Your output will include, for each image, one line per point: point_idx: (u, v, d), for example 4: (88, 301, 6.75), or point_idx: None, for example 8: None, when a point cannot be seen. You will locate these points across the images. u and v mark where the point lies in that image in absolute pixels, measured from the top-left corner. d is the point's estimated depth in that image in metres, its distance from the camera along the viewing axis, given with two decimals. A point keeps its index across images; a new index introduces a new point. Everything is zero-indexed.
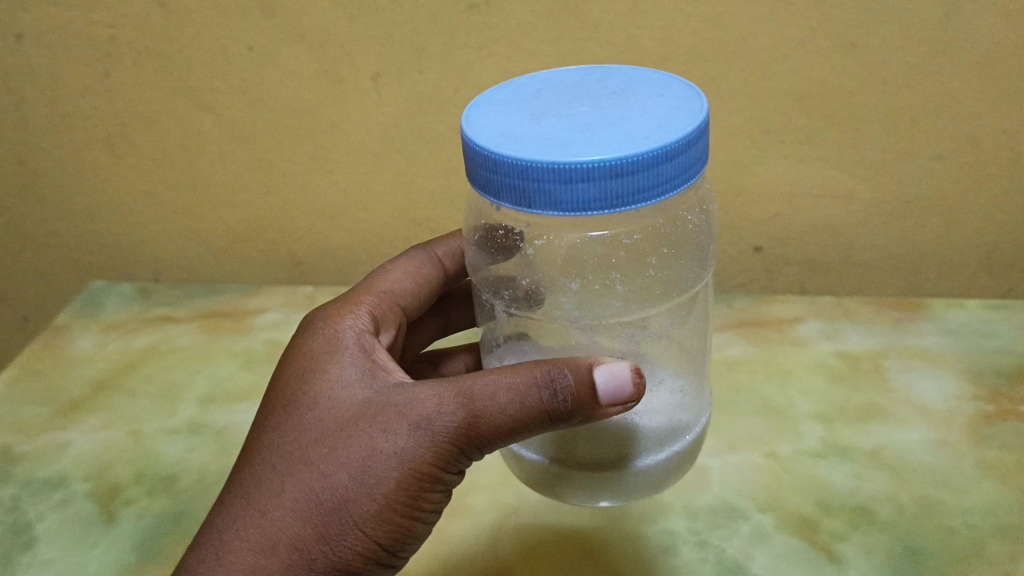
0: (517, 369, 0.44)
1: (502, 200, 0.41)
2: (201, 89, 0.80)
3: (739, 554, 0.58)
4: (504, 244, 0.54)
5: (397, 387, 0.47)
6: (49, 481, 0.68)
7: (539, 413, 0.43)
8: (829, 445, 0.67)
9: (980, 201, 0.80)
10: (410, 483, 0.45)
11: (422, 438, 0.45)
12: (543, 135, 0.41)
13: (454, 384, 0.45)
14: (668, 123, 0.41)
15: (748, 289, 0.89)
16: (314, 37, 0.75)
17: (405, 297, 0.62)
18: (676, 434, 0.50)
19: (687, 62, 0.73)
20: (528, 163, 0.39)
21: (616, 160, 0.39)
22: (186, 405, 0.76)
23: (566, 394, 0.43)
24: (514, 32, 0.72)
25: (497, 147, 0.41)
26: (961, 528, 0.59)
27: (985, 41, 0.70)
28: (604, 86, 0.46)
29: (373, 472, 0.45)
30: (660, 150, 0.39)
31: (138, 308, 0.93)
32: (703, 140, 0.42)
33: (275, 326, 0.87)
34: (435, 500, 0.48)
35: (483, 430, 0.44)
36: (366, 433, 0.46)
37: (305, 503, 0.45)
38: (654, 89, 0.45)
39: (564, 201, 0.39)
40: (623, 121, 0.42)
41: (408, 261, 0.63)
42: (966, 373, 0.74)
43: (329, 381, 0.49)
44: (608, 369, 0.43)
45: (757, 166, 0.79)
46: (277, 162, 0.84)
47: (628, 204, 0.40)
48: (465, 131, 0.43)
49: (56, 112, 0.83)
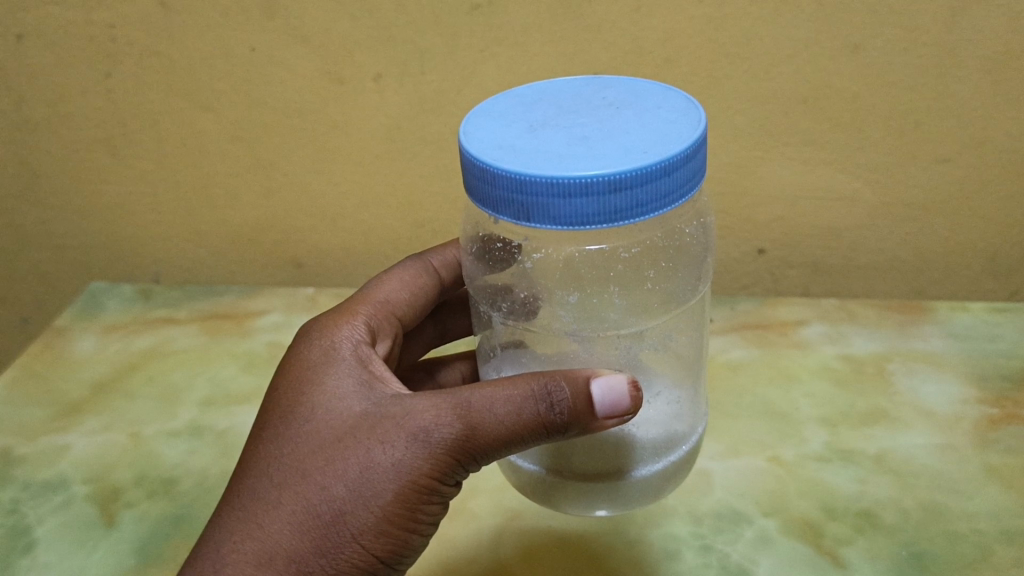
0: (514, 380, 0.44)
1: (499, 214, 0.41)
2: (202, 90, 0.79)
3: (743, 560, 0.58)
4: (501, 256, 0.53)
5: (394, 398, 0.47)
6: (49, 483, 0.67)
7: (537, 425, 0.43)
8: (833, 449, 0.67)
9: (984, 204, 0.80)
10: (408, 495, 0.45)
11: (421, 450, 0.45)
12: (542, 148, 0.41)
13: (452, 396, 0.45)
14: (667, 135, 0.41)
15: (751, 292, 0.89)
16: (316, 38, 0.74)
17: (401, 306, 0.61)
18: (673, 444, 0.49)
19: (690, 64, 0.72)
20: (527, 177, 0.39)
21: (615, 174, 0.38)
22: (187, 407, 0.76)
23: (564, 407, 0.42)
24: (516, 33, 0.72)
25: (495, 160, 0.40)
26: (967, 534, 0.59)
27: (991, 43, 0.70)
28: (602, 98, 0.46)
29: (371, 484, 0.45)
30: (660, 164, 0.39)
31: (138, 309, 0.93)
32: (702, 153, 0.42)
33: (276, 328, 0.87)
34: (433, 512, 0.47)
35: (481, 442, 0.44)
36: (363, 445, 0.45)
37: (302, 516, 0.45)
38: (653, 101, 0.45)
39: (563, 215, 0.39)
40: (622, 134, 0.42)
41: (404, 270, 0.63)
42: (971, 377, 0.74)
43: (326, 393, 0.49)
44: (604, 383, 0.43)
45: (761, 168, 0.78)
46: (278, 163, 0.83)
47: (627, 218, 0.39)
48: (463, 143, 0.42)
49: (56, 113, 0.83)
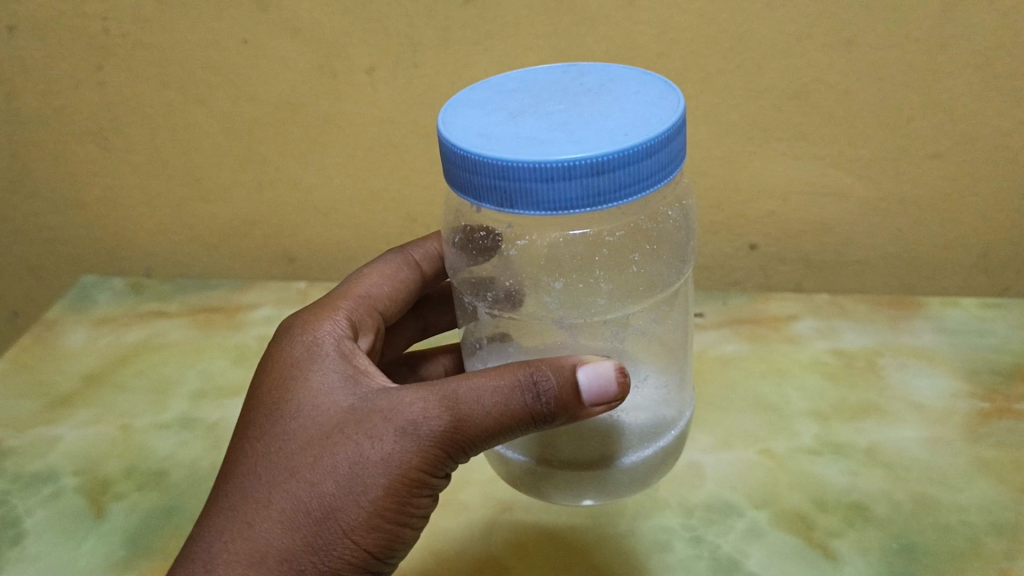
0: (500, 371, 0.44)
1: (483, 202, 0.41)
2: (194, 82, 0.79)
3: (734, 551, 0.58)
4: (485, 245, 0.53)
5: (381, 392, 0.47)
6: (38, 475, 0.67)
7: (524, 414, 0.43)
8: (824, 442, 0.67)
9: (976, 200, 0.80)
10: (398, 489, 0.45)
11: (410, 443, 0.45)
12: (522, 134, 0.41)
13: (439, 389, 0.45)
14: (647, 118, 0.41)
15: (742, 287, 0.89)
16: (308, 30, 0.74)
17: (382, 301, 0.61)
18: (661, 429, 0.50)
19: (682, 59, 0.72)
20: (510, 163, 0.38)
21: (598, 157, 0.38)
22: (177, 399, 0.75)
23: (549, 396, 0.43)
24: (509, 27, 0.72)
25: (477, 147, 0.40)
26: (958, 526, 0.59)
27: (982, 39, 0.70)
28: (581, 85, 0.46)
29: (361, 479, 0.44)
30: (641, 146, 0.39)
31: (129, 302, 0.92)
32: (682, 135, 0.42)
33: (267, 321, 0.87)
34: (423, 505, 0.47)
35: (469, 434, 0.44)
36: (352, 440, 0.45)
37: (293, 513, 0.44)
38: (632, 85, 0.45)
39: (546, 200, 0.39)
40: (602, 118, 0.42)
41: (385, 265, 0.63)
42: (962, 371, 0.74)
43: (311, 389, 0.49)
44: (591, 369, 0.43)
45: (753, 162, 0.78)
46: (271, 156, 0.83)
47: (610, 201, 0.40)
48: (445, 132, 0.42)
49: (48, 105, 0.83)
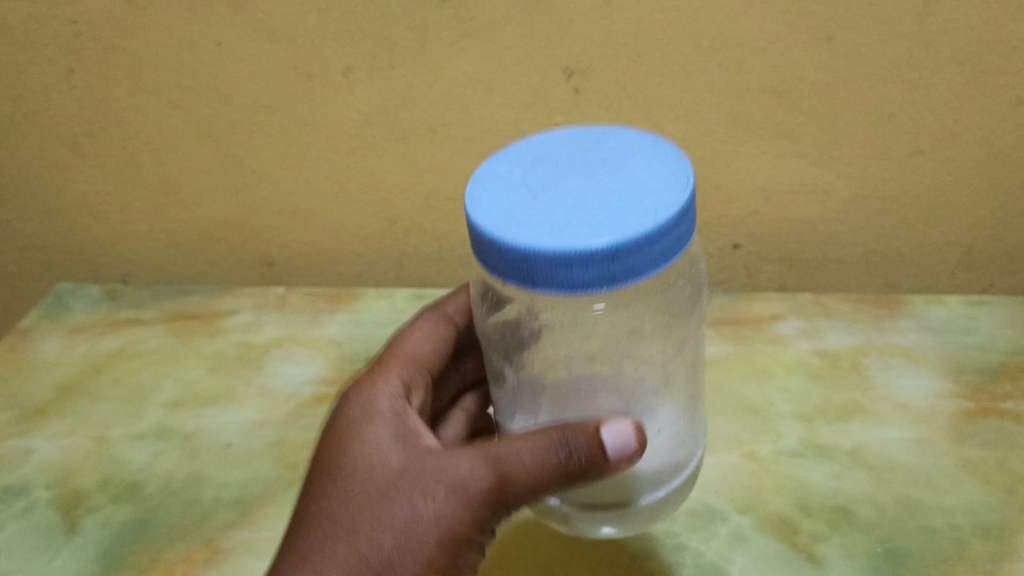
0: (535, 433, 0.47)
1: (505, 279, 0.41)
2: (168, 85, 0.78)
3: (717, 558, 0.57)
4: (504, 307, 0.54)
5: (432, 453, 0.49)
6: (10, 489, 0.65)
7: (559, 473, 0.46)
8: (808, 445, 0.66)
9: (958, 197, 0.80)
10: (452, 544, 0.47)
11: (462, 499, 0.46)
12: (541, 210, 0.41)
13: (486, 448, 0.47)
14: (656, 195, 0.41)
15: (726, 287, 0.88)
16: (282, 31, 0.73)
17: (427, 356, 0.61)
18: (677, 471, 0.52)
19: (664, 57, 0.72)
20: (532, 249, 0.39)
21: (611, 244, 0.38)
22: (153, 409, 0.73)
23: (580, 453, 0.45)
24: (487, 25, 0.72)
25: (498, 226, 0.40)
26: (943, 529, 0.58)
27: (961, 36, 0.70)
28: (600, 149, 0.45)
29: (417, 534, 0.46)
30: (653, 231, 0.39)
31: (104, 309, 0.88)
32: (692, 215, 0.42)
33: (246, 328, 0.83)
34: (473, 557, 0.49)
35: (514, 490, 0.46)
36: (408, 497, 0.47)
37: (354, 564, 0.46)
38: (645, 152, 0.45)
39: (564, 282, 0.39)
40: (615, 194, 0.41)
41: (427, 322, 0.63)
42: (947, 370, 0.74)
43: (366, 448, 0.50)
44: (614, 428, 0.45)
45: (733, 162, 0.78)
46: (246, 159, 0.82)
47: (624, 283, 0.40)
48: (470, 206, 0.43)
49: (20, 109, 0.81)
